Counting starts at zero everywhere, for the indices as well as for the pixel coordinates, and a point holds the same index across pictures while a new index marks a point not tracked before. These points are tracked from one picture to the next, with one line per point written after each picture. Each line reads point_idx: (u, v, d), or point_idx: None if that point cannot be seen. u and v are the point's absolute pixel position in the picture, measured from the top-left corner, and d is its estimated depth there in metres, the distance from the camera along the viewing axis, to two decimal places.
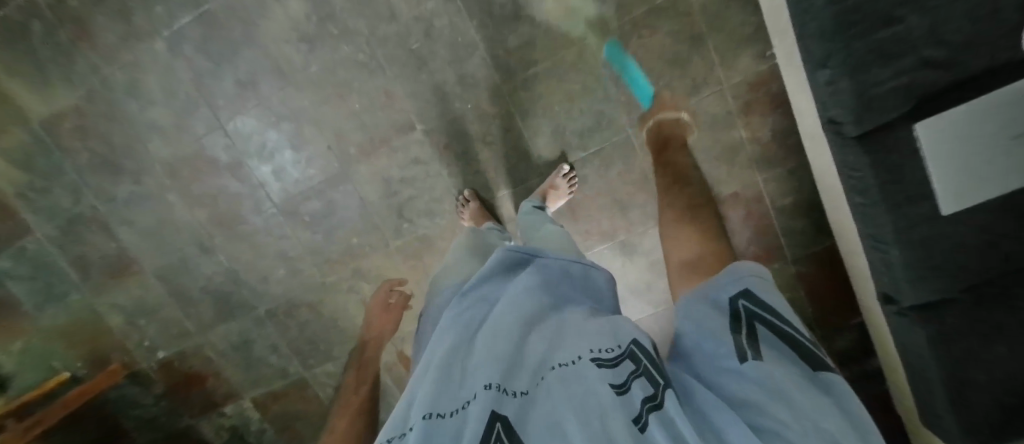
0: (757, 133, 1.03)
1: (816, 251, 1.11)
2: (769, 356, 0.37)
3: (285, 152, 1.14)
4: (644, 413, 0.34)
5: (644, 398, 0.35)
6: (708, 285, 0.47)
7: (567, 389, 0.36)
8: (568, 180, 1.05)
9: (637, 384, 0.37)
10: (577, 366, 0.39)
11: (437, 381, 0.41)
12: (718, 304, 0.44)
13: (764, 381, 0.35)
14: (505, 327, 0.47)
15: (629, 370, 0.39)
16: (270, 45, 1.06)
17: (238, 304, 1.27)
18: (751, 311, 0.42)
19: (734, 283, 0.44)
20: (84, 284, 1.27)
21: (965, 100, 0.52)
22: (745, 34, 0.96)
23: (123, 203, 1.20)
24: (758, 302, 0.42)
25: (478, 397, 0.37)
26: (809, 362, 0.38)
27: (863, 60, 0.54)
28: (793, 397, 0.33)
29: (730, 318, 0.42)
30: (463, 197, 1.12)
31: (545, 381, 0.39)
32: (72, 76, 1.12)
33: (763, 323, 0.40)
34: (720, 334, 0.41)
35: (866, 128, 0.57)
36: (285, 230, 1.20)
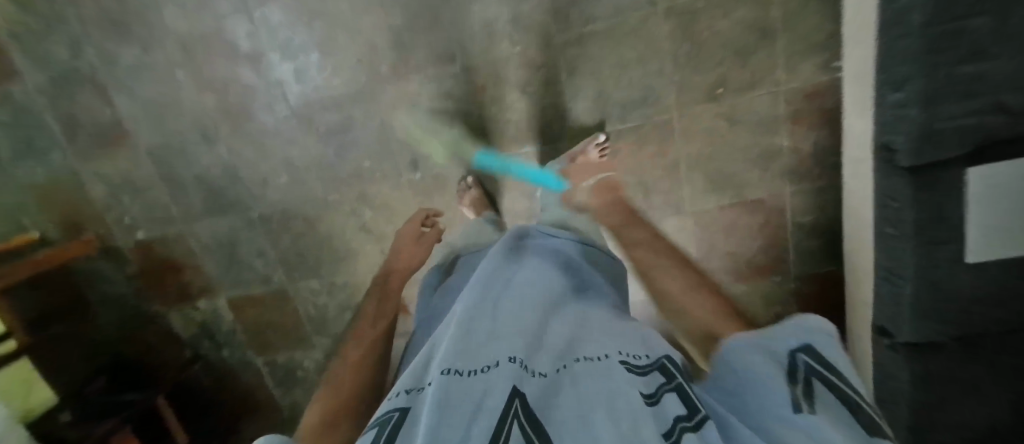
0: (798, 145, 1.01)
1: (819, 273, 1.13)
2: (822, 408, 0.34)
3: (311, 54, 1.06)
4: (677, 429, 0.30)
5: (679, 414, 0.32)
6: (766, 335, 0.45)
7: (596, 385, 0.34)
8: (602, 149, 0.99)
9: (669, 398, 0.34)
10: (605, 365, 0.37)
11: (458, 340, 0.40)
12: (778, 354, 0.41)
13: (814, 428, 0.31)
14: (529, 309, 0.46)
15: (662, 382, 0.36)
16: None
17: (231, 202, 1.21)
18: (813, 370, 0.39)
19: (793, 342, 0.42)
20: (69, 145, 1.19)
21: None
22: (817, 40, 0.92)
23: (125, 68, 1.11)
24: (822, 362, 0.39)
25: (500, 371, 0.35)
26: (866, 426, 0.32)
27: (939, 94, 0.50)
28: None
29: (785, 372, 0.39)
30: (467, 182, 1.12)
31: (569, 373, 0.37)
32: None
33: (823, 381, 0.37)
34: (764, 376, 0.38)
35: (920, 163, 0.55)
36: (295, 137, 1.14)
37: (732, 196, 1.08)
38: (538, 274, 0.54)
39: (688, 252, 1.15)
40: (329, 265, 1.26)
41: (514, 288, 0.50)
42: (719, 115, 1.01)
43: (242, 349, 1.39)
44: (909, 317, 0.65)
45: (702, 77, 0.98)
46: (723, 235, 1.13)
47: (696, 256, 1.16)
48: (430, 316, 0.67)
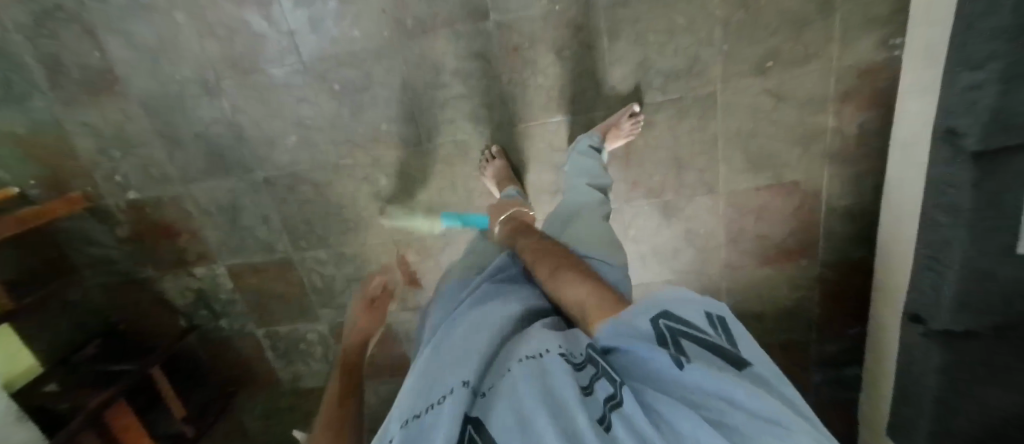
0: (844, 127, 0.97)
1: (847, 260, 1.11)
2: (699, 357, 0.37)
3: (329, 0, 0.96)
4: (607, 412, 0.35)
5: (607, 395, 0.37)
6: (623, 314, 0.45)
7: (536, 383, 0.38)
8: (635, 121, 0.96)
9: (597, 384, 0.38)
10: (540, 363, 0.40)
11: (418, 387, 0.43)
12: (639, 324, 0.42)
13: (704, 384, 0.35)
14: (478, 331, 0.49)
15: (591, 370, 0.40)
16: None
17: (234, 163, 1.12)
18: (674, 330, 0.40)
19: (649, 305, 0.43)
20: (52, 91, 1.08)
21: None
22: (879, 14, 0.87)
23: (118, 6, 0.99)
24: (676, 318, 0.41)
25: (449, 402, 0.38)
26: (734, 362, 0.37)
27: (1015, 80, 0.63)
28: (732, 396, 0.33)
29: (652, 334, 0.40)
30: (489, 153, 1.07)
31: (510, 377, 0.40)
32: None
33: (685, 334, 0.40)
34: (641, 347, 0.40)
35: (985, 146, 0.71)
36: (308, 93, 1.05)
37: (768, 177, 1.04)
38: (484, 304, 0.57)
39: (716, 234, 1.12)
40: (339, 234, 1.19)
41: (463, 325, 0.53)
42: (765, 91, 0.96)
43: (242, 318, 1.32)
44: (952, 308, 0.82)
45: (753, 49, 0.93)
46: (754, 218, 1.09)
47: (724, 238, 1.13)
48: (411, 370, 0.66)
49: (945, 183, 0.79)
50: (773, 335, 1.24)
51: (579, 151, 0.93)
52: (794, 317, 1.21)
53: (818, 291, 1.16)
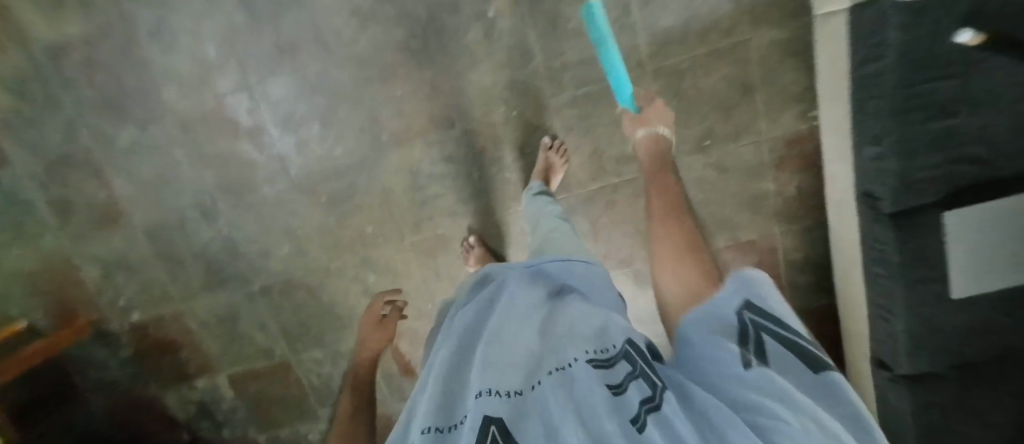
0: (785, 188, 1.07)
1: (817, 306, 1.17)
2: (772, 362, 0.39)
3: (313, 126, 1.08)
4: (642, 413, 0.37)
5: (642, 399, 0.39)
6: (712, 300, 0.47)
7: (562, 394, 0.41)
8: (558, 150, 1.04)
9: (632, 387, 0.41)
10: (576, 373, 0.44)
11: (439, 395, 0.48)
12: (723, 314, 0.45)
13: (763, 383, 0.36)
14: (513, 336, 0.52)
15: (628, 371, 0.43)
16: (321, 13, 1.00)
17: (231, 276, 1.20)
18: (756, 324, 0.42)
19: (733, 301, 0.45)
20: (61, 229, 1.16)
21: (980, 198, 0.77)
22: (794, 93, 0.99)
23: (122, 150, 1.10)
24: (759, 311, 0.43)
25: (478, 405, 0.42)
26: (809, 364, 0.39)
27: (917, 148, 0.76)
28: (789, 395, 0.35)
29: (735, 332, 0.42)
30: (468, 242, 1.13)
31: (544, 384, 0.44)
32: (88, 2, 1.01)
33: (765, 331, 0.42)
34: (717, 341, 0.42)
35: (900, 207, 0.81)
36: (298, 207, 1.14)
37: (727, 238, 1.13)
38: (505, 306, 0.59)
39: None
40: (333, 332, 1.24)
41: (491, 320, 0.57)
42: (709, 165, 1.07)
43: (244, 425, 1.34)
44: (907, 348, 0.89)
45: (690, 131, 1.04)
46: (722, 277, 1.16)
47: None
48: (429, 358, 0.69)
49: (875, 239, 0.88)
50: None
51: (532, 192, 0.97)
52: None
53: None
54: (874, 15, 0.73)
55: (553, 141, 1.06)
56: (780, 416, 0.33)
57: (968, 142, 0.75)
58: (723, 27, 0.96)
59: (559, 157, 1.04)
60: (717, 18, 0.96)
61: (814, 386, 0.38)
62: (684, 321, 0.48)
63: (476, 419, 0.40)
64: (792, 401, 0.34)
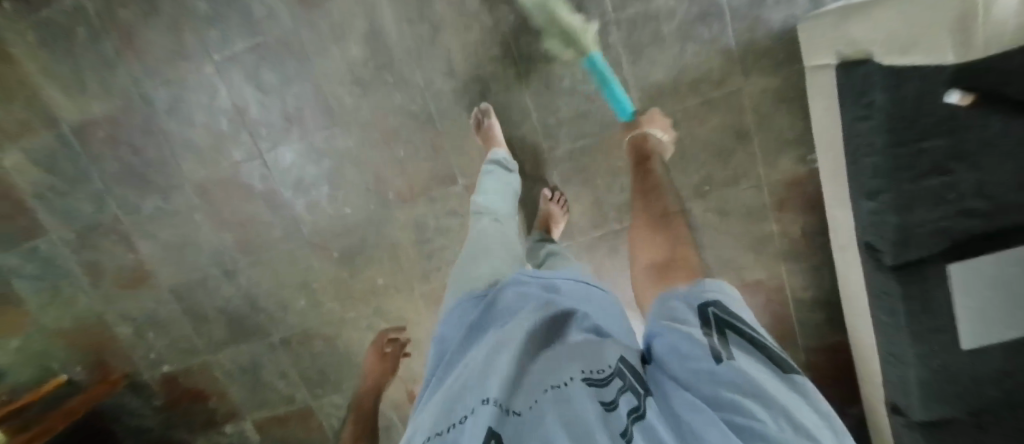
0: (787, 229, 1.07)
1: (828, 343, 1.15)
2: (738, 351, 0.37)
3: (322, 187, 1.13)
4: (631, 428, 0.33)
5: (632, 411, 0.35)
6: (677, 299, 0.47)
7: (558, 413, 0.34)
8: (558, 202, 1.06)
9: (621, 401, 0.36)
10: (570, 390, 0.37)
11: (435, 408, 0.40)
12: (687, 311, 0.44)
13: (735, 375, 0.34)
14: (515, 343, 0.45)
15: (618, 386, 0.38)
16: (325, 84, 1.05)
17: (253, 328, 1.26)
18: (721, 319, 0.41)
19: (699, 297, 0.45)
20: (95, 290, 1.24)
21: (983, 251, 0.71)
22: (790, 138, 1.00)
23: (147, 216, 1.18)
24: (724, 308, 0.43)
25: (476, 414, 0.35)
26: (778, 365, 0.37)
27: (911, 205, 0.76)
28: (766, 391, 0.32)
29: (699, 322, 0.41)
30: (479, 111, 1.03)
31: (540, 402, 0.36)
32: (111, 86, 1.08)
33: (730, 325, 0.41)
34: (678, 329, 0.41)
35: (899, 260, 0.81)
36: (311, 262, 1.20)
37: (733, 279, 1.13)
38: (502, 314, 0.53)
39: None
40: (350, 379, 1.28)
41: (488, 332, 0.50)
42: (709, 209, 1.08)
43: None
44: (918, 394, 0.88)
45: (687, 178, 1.05)
46: None
47: None
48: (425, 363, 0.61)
49: (882, 287, 0.87)
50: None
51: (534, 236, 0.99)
52: None
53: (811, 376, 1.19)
54: (852, 77, 0.76)
55: (553, 193, 1.08)
56: (761, 413, 0.30)
57: (963, 196, 0.70)
58: (714, 77, 0.98)
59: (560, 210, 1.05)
60: (707, 69, 0.97)
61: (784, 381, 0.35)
62: (653, 317, 0.47)
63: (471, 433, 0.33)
64: (771, 399, 0.32)
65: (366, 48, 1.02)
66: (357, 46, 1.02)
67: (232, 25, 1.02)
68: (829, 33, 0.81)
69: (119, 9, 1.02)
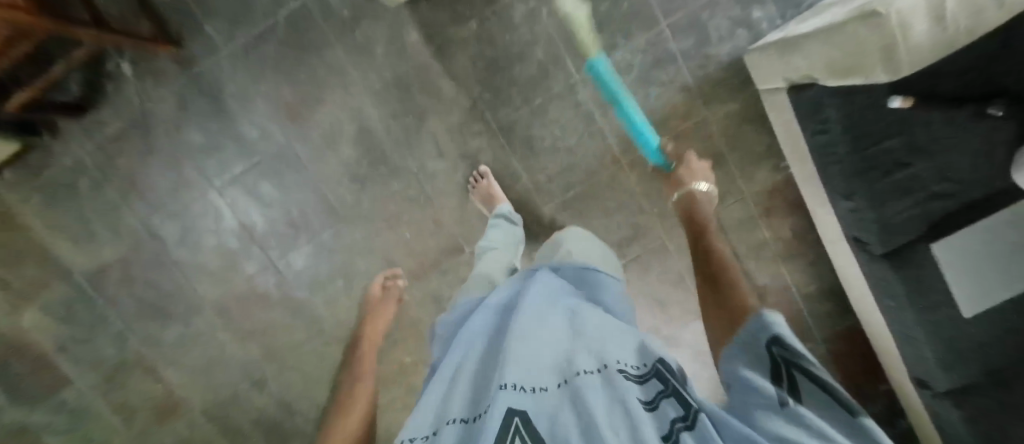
0: (778, 232, 1.14)
1: (842, 329, 1.21)
2: (809, 402, 0.37)
3: (337, 281, 1.17)
4: (674, 430, 0.36)
5: (675, 416, 0.38)
6: (739, 334, 0.46)
7: (602, 398, 0.39)
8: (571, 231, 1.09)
9: (666, 405, 0.39)
10: (607, 379, 0.41)
11: (467, 394, 0.44)
12: (754, 345, 0.44)
13: (798, 419, 0.35)
14: (546, 336, 0.49)
15: (658, 389, 0.42)
16: (325, 186, 1.11)
17: (291, 432, 1.26)
18: (787, 361, 0.40)
19: (759, 332, 0.44)
20: (128, 429, 1.24)
21: (966, 222, 0.81)
22: (760, 151, 1.08)
23: (171, 344, 1.20)
24: (786, 347, 0.41)
25: (502, 395, 0.39)
26: (845, 405, 0.36)
27: (884, 198, 0.84)
28: (827, 431, 0.34)
29: (763, 367, 0.41)
30: (477, 173, 1.09)
31: (573, 384, 0.41)
32: (118, 229, 1.12)
33: (797, 366, 0.40)
34: (751, 379, 0.41)
35: (888, 247, 0.88)
36: (337, 356, 1.22)
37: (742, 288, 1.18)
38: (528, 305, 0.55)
39: None
40: None
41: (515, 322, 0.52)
42: None
43: None
44: (940, 367, 0.92)
45: None
46: None
47: None
48: (443, 328, 0.65)
49: (878, 274, 0.93)
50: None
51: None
52: None
53: (836, 364, 1.23)
54: (810, 102, 0.84)
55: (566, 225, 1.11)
56: None
57: (930, 184, 0.81)
58: (680, 113, 1.06)
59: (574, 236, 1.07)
60: (673, 107, 1.06)
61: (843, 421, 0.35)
62: (724, 355, 0.47)
63: (503, 406, 0.37)
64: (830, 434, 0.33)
65: (358, 147, 1.08)
66: (349, 147, 1.08)
67: (229, 151, 1.08)
68: (775, 65, 0.89)
69: (118, 157, 1.07)
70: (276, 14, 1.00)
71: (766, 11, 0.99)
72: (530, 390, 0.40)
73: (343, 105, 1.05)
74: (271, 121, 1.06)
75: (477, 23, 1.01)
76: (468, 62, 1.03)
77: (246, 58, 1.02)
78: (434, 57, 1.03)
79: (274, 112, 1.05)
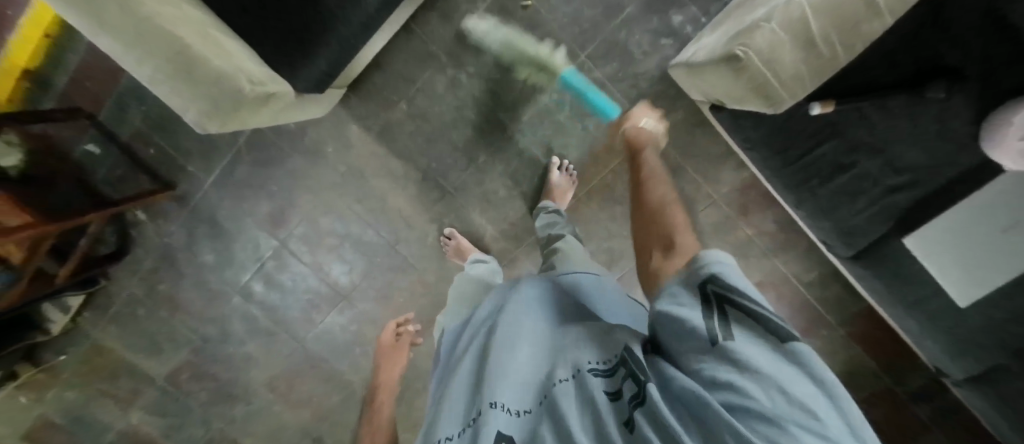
0: (761, 227, 1.08)
1: (858, 310, 1.12)
2: (742, 334, 0.32)
3: (354, 347, 1.31)
4: (634, 412, 0.33)
5: (631, 397, 0.35)
6: (676, 274, 0.41)
7: (574, 402, 0.38)
8: (566, 169, 1.04)
9: (624, 387, 0.36)
10: (578, 385, 0.40)
11: (461, 406, 0.47)
12: (685, 287, 0.38)
13: (734, 367, 0.30)
14: (525, 342, 0.49)
15: (621, 375, 0.38)
16: (319, 272, 1.24)
17: None
18: (716, 292, 0.36)
19: (693, 273, 0.38)
20: None
21: (929, 217, 0.74)
22: (717, 153, 1.03)
23: (242, 420, 1.40)
24: (720, 283, 0.36)
25: (485, 417, 0.41)
26: (773, 335, 0.32)
27: (835, 203, 0.79)
28: (758, 362, 0.30)
29: (696, 302, 0.36)
30: (445, 234, 1.14)
31: (549, 397, 0.40)
32: (176, 338, 1.34)
33: (729, 300, 0.35)
34: (677, 317, 0.36)
35: (855, 249, 0.84)
36: None
37: None
38: (517, 305, 0.55)
39: None
40: None
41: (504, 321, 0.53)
42: None
43: None
44: (952, 359, 0.84)
45: None
46: None
47: None
48: (444, 332, 0.68)
49: (859, 268, 0.86)
50: (861, 403, 1.17)
51: (543, 212, 0.96)
52: (862, 376, 1.16)
53: (862, 346, 1.14)
54: (729, 125, 0.81)
55: (562, 161, 1.06)
56: (754, 389, 0.28)
57: (881, 178, 0.74)
58: None
59: (567, 174, 1.04)
60: (614, 132, 1.04)
61: (777, 352, 0.31)
62: (658, 287, 0.43)
63: (492, 428, 0.40)
64: (766, 372, 0.29)
65: (336, 233, 1.19)
66: (330, 235, 1.20)
67: (238, 260, 1.24)
68: (685, 83, 0.85)
69: (159, 284, 1.28)
70: (238, 142, 1.13)
71: (687, 14, 0.94)
72: (511, 406, 0.42)
73: (314, 201, 1.17)
74: (260, 229, 1.20)
75: (405, 103, 1.08)
76: (408, 139, 1.10)
77: (225, 183, 1.16)
78: (378, 143, 1.12)
79: (261, 221, 1.19)
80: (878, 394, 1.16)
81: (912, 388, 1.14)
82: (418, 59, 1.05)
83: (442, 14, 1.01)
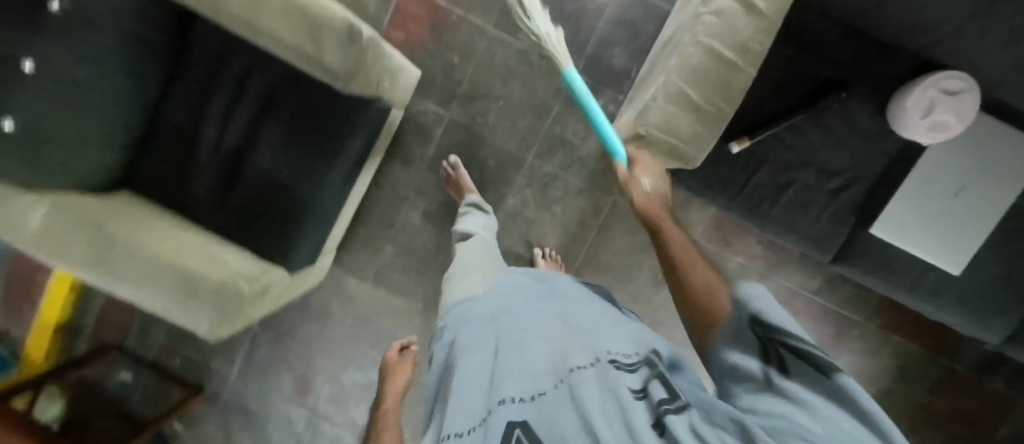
0: (749, 251, 1.11)
1: (880, 300, 1.10)
2: (795, 372, 0.29)
3: None
4: (660, 414, 0.31)
5: (662, 399, 0.33)
6: (730, 324, 0.39)
7: (596, 392, 0.35)
8: (547, 254, 1.10)
9: (654, 390, 0.34)
10: (600, 376, 0.37)
11: (470, 398, 0.43)
12: (743, 332, 0.36)
13: (784, 397, 0.28)
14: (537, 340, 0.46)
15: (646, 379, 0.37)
16: (352, 428, 1.24)
17: None
18: (777, 339, 0.33)
19: (746, 319, 0.36)
20: None
21: (882, 210, 0.78)
22: (680, 200, 1.10)
23: None
24: (773, 326, 0.34)
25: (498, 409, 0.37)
26: (822, 368, 0.28)
27: (793, 217, 0.80)
28: (808, 397, 0.26)
29: (756, 350, 0.34)
30: None
31: (569, 382, 0.38)
32: None
33: (789, 347, 0.32)
34: (740, 367, 0.34)
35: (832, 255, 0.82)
36: None
37: None
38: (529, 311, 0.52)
39: None
40: None
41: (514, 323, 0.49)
42: None
43: None
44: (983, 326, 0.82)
45: (640, 281, 1.14)
46: None
47: None
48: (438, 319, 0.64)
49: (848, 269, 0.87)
50: (929, 394, 1.10)
51: None
52: (917, 366, 1.10)
53: (903, 335, 1.10)
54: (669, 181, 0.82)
55: (544, 249, 1.13)
56: (801, 420, 0.25)
57: (821, 185, 0.78)
58: (590, 210, 1.12)
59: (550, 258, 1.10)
60: (581, 211, 1.12)
61: (829, 389, 0.27)
62: (716, 341, 0.39)
63: (503, 418, 0.36)
64: (816, 406, 0.26)
65: (360, 383, 1.22)
66: (354, 387, 1.22)
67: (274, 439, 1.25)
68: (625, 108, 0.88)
69: None
70: (252, 327, 1.21)
71: (606, 97, 1.07)
72: (520, 395, 0.39)
73: (332, 359, 1.22)
74: (289, 402, 1.23)
75: (391, 245, 1.17)
76: (402, 275, 1.18)
77: (249, 368, 1.22)
78: (376, 288, 1.19)
79: (288, 393, 1.23)
80: (941, 379, 1.10)
81: (969, 360, 1.09)
82: (391, 204, 1.16)
83: (402, 161, 1.14)
